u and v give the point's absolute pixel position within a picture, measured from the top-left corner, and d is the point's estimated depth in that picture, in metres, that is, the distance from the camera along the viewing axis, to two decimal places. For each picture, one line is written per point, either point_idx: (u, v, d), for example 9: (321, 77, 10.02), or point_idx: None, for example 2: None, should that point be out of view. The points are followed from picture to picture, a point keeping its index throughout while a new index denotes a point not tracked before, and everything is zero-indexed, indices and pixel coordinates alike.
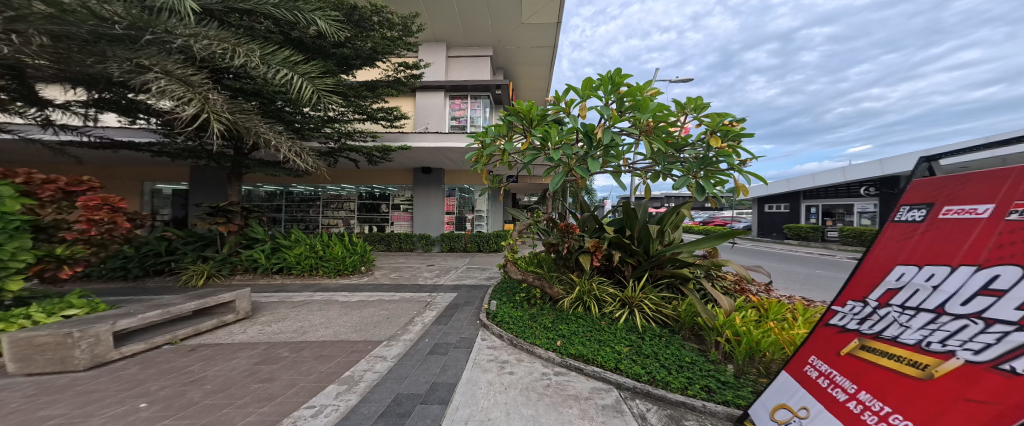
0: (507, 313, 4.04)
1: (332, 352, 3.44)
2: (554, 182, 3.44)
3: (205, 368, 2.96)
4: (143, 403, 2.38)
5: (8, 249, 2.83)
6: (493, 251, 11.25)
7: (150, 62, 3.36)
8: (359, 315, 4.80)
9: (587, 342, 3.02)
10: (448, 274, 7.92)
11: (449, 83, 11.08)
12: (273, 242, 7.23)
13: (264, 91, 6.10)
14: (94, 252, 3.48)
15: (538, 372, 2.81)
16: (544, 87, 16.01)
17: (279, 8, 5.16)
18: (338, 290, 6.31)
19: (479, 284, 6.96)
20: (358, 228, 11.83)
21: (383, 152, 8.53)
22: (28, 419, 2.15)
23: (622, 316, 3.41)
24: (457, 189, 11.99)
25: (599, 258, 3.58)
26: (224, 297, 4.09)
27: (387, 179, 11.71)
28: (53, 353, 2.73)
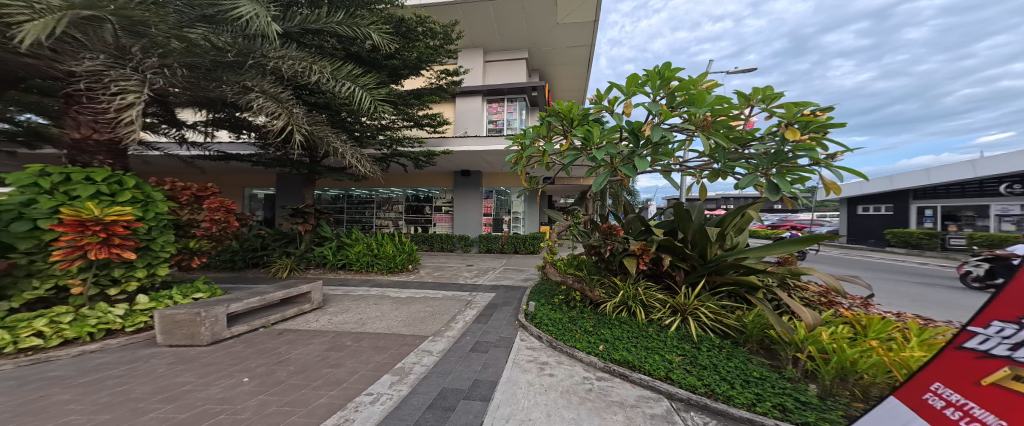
0: (547, 315, 4.01)
1: (386, 344, 3.69)
2: (598, 182, 3.29)
3: (290, 351, 3.33)
4: (246, 377, 2.74)
5: (160, 242, 3.48)
6: (529, 253, 11.24)
7: (251, 83, 4.00)
8: (407, 311, 5.09)
9: (632, 348, 2.92)
10: (486, 275, 8.08)
11: (486, 88, 11.31)
12: (339, 240, 7.95)
13: (332, 103, 6.73)
14: (214, 246, 4.15)
15: (579, 376, 2.77)
16: (581, 87, 15.77)
17: (341, 25, 5.72)
18: (389, 286, 6.74)
19: (518, 285, 7.03)
20: (405, 229, 12.54)
21: (427, 157, 8.94)
22: (168, 384, 2.58)
23: (673, 324, 3.24)
24: (495, 191, 12.19)
25: (646, 262, 3.41)
26: (301, 288, 4.58)
27: (430, 182, 12.25)
28: (186, 329, 3.25)
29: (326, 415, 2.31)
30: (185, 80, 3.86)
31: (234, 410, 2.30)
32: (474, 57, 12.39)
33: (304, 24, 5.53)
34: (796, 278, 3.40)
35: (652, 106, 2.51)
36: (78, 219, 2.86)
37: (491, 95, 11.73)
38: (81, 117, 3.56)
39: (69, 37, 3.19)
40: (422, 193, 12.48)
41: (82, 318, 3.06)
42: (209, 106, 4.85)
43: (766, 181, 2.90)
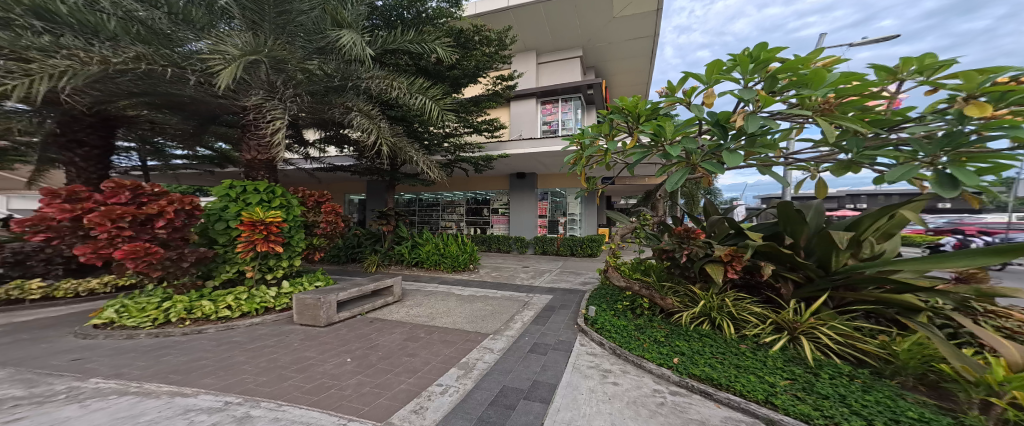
0: (609, 321, 3.81)
1: (452, 338, 3.88)
2: (672, 180, 2.82)
3: (377, 338, 3.74)
4: (348, 358, 3.20)
5: (296, 239, 4.67)
6: (587, 256, 10.83)
7: (350, 104, 5.13)
8: (470, 308, 5.28)
9: (717, 365, 2.62)
10: (542, 276, 8.07)
11: (539, 90, 11.23)
12: (413, 240, 8.67)
13: (407, 115, 7.35)
14: (326, 242, 5.37)
15: (649, 388, 2.59)
16: (642, 80, 14.80)
17: (411, 42, 6.21)
18: (453, 284, 7.10)
19: (575, 288, 6.87)
20: (466, 230, 13.10)
21: (486, 161, 9.29)
22: (302, 356, 3.21)
23: (778, 343, 2.81)
24: (550, 193, 12.08)
25: (736, 270, 3.03)
26: (387, 281, 5.09)
27: (488, 185, 12.65)
28: (310, 311, 4.06)
29: (405, 401, 2.51)
30: (310, 104, 5.21)
31: (338, 388, 2.68)
32: (527, 60, 12.45)
33: (382, 45, 6.14)
34: (986, 301, 2.69)
35: (743, 92, 2.17)
36: (252, 221, 4.05)
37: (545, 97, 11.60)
38: (252, 143, 5.26)
39: (242, 81, 4.69)
40: (479, 196, 12.91)
41: (252, 296, 4.29)
42: (322, 126, 6.45)
43: (933, 173, 2.28)
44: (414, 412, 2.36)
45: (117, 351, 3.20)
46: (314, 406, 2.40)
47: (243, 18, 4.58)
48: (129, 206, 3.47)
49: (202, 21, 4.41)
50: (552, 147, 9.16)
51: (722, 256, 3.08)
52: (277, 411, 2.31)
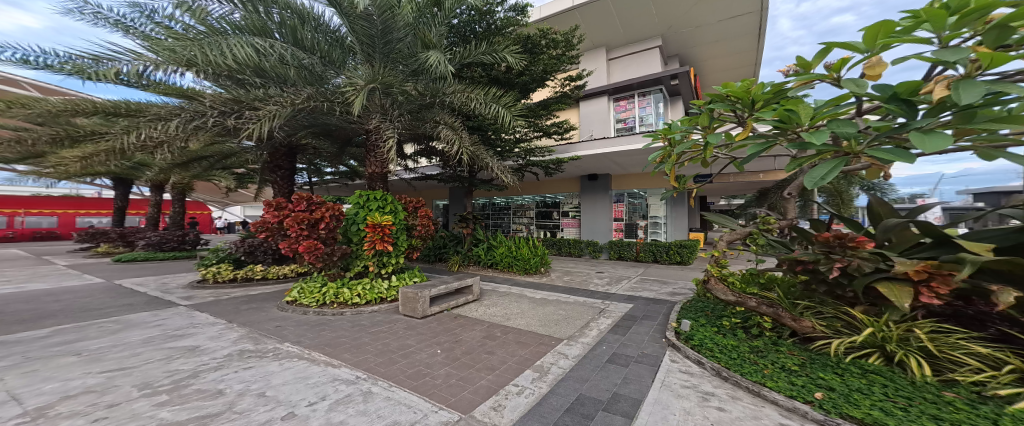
0: (716, 342, 3.25)
1: (526, 340, 4.08)
2: (818, 172, 2.14)
3: (461, 333, 4.35)
4: (438, 350, 3.83)
5: (401, 240, 6.23)
6: (675, 263, 9.66)
7: (440, 119, 6.15)
8: (542, 311, 5.35)
9: (891, 410, 1.99)
10: (617, 282, 7.68)
11: (613, 85, 10.53)
12: (488, 242, 9.18)
13: (484, 124, 7.77)
14: (421, 243, 6.78)
15: (771, 422, 2.18)
16: (741, 61, 12.75)
17: (482, 53, 6.54)
18: (525, 286, 7.27)
19: (660, 298, 6.22)
20: (536, 233, 13.14)
21: (557, 164, 9.24)
22: (400, 343, 4.11)
23: (1014, 396, 1.95)
24: (626, 194, 11.29)
25: (939, 293, 2.26)
26: (468, 280, 5.92)
27: (558, 188, 12.42)
28: (409, 302, 5.11)
29: (486, 397, 2.79)
30: (410, 122, 6.36)
31: (430, 377, 3.19)
32: (598, 57, 11.94)
33: (458, 59, 6.64)
34: None
35: (943, 54, 1.63)
36: (374, 224, 5.64)
37: (618, 93, 10.89)
38: (375, 161, 6.70)
39: (366, 107, 6.04)
40: (549, 199, 12.82)
41: (372, 288, 5.86)
42: (416, 140, 7.62)
43: None
44: (493, 408, 2.60)
45: (297, 323, 4.96)
46: (413, 391, 2.92)
47: (362, 54, 5.96)
48: (306, 213, 5.45)
49: (338, 59, 6.14)
50: (631, 146, 8.48)
51: (911, 274, 2.33)
52: (388, 391, 2.90)
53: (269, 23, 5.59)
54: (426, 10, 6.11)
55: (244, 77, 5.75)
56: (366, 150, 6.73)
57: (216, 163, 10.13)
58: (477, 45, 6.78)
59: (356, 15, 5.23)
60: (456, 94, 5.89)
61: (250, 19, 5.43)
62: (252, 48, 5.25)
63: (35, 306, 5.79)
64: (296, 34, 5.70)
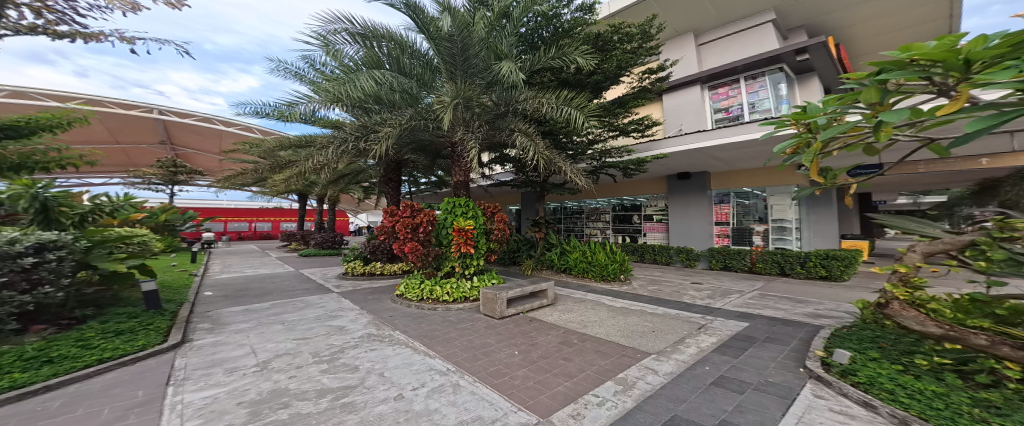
0: (901, 385, 2.55)
1: (607, 350, 4.02)
2: None
3: (537, 337, 4.51)
4: (516, 351, 4.03)
5: (482, 243, 6.74)
6: (812, 278, 7.53)
7: (514, 127, 6.85)
8: (625, 322, 5.17)
9: None
10: (720, 295, 6.76)
11: (708, 72, 9.36)
12: (562, 247, 9.41)
13: (554, 128, 7.92)
14: (497, 246, 7.01)
15: None
16: (892, 23, 10.08)
17: (552, 58, 6.92)
18: (603, 293, 7.14)
19: (788, 317, 5.13)
20: (613, 238, 12.57)
21: (637, 164, 8.54)
22: (484, 340, 4.44)
23: None
24: (733, 193, 9.70)
25: None
26: (542, 285, 6.16)
27: (639, 190, 11.56)
28: (489, 304, 5.51)
29: (563, 403, 2.82)
30: (488, 132, 7.14)
31: (510, 376, 3.36)
32: (685, 45, 10.93)
33: (530, 66, 7.04)
34: None
35: None
36: (460, 229, 6.28)
37: (715, 80, 9.62)
38: (459, 170, 7.52)
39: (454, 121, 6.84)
40: (627, 202, 12.06)
41: (458, 287, 6.42)
42: (493, 147, 8.30)
43: None
44: (571, 416, 2.62)
45: (402, 314, 5.73)
46: (494, 388, 3.10)
47: (447, 73, 6.61)
48: (409, 218, 6.28)
49: (428, 79, 7.04)
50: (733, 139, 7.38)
51: None
52: (473, 386, 3.13)
53: (378, 53, 6.72)
54: (496, 24, 6.59)
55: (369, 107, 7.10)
56: (452, 162, 7.49)
57: (347, 179, 12.45)
58: (546, 51, 7.18)
59: (440, 38, 5.93)
60: (527, 100, 6.60)
61: (367, 53, 6.63)
62: (373, 80, 6.32)
63: (261, 285, 8.06)
64: (398, 62, 6.70)
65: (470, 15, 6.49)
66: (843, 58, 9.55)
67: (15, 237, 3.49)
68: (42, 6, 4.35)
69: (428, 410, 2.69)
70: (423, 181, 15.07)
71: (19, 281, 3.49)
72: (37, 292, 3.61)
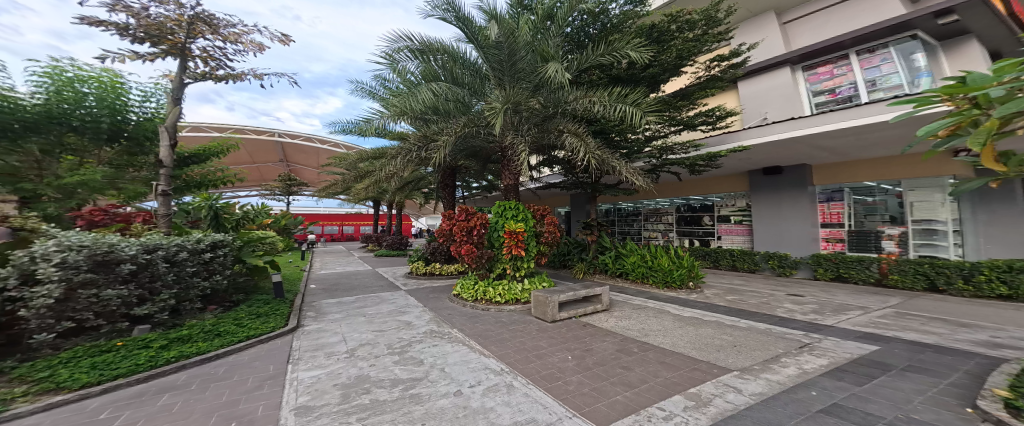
0: None
1: (674, 362, 3.62)
2: None
3: (593, 342, 4.26)
4: (570, 355, 3.83)
5: (533, 246, 6.70)
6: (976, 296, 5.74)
7: (563, 128, 6.68)
8: (696, 333, 4.65)
9: None
10: (827, 311, 5.70)
11: (801, 51, 8.17)
12: (616, 250, 8.93)
13: (606, 127, 7.55)
14: (548, 249, 6.93)
15: None
16: None
17: (602, 55, 6.65)
18: (668, 301, 6.57)
19: (934, 345, 4.08)
20: (679, 242, 11.51)
21: (709, 160, 7.69)
22: (538, 342, 4.31)
23: None
24: (848, 188, 7.99)
25: None
26: (596, 289, 5.80)
27: (708, 188, 10.45)
28: (541, 307, 5.38)
29: (623, 413, 2.56)
30: (537, 134, 7.03)
31: (564, 381, 3.16)
32: (764, 26, 9.63)
33: (579, 64, 6.85)
34: None
35: None
36: (511, 232, 6.27)
37: (811, 59, 8.31)
38: (509, 174, 7.51)
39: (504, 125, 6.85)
40: (695, 202, 11.04)
41: (510, 288, 6.36)
42: (541, 149, 8.19)
43: None
44: None
45: (458, 313, 5.83)
46: (548, 392, 2.93)
47: (495, 80, 6.62)
48: (466, 221, 6.32)
49: (477, 86, 7.15)
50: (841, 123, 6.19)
51: None
52: (527, 388, 3.00)
53: (435, 67, 6.99)
54: (540, 26, 6.51)
55: (424, 118, 7.37)
56: (501, 166, 7.47)
57: (410, 186, 13.34)
58: (594, 48, 6.97)
59: (489, 46, 6.03)
60: (576, 101, 6.47)
61: (424, 68, 6.96)
62: (432, 93, 6.58)
63: (347, 281, 9.01)
64: (451, 73, 6.88)
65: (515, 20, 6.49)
66: (1016, 12, 7.48)
67: (200, 237, 4.69)
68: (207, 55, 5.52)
69: (484, 408, 2.61)
70: (475, 185, 15.58)
71: (203, 270, 4.68)
72: (211, 279, 4.78)
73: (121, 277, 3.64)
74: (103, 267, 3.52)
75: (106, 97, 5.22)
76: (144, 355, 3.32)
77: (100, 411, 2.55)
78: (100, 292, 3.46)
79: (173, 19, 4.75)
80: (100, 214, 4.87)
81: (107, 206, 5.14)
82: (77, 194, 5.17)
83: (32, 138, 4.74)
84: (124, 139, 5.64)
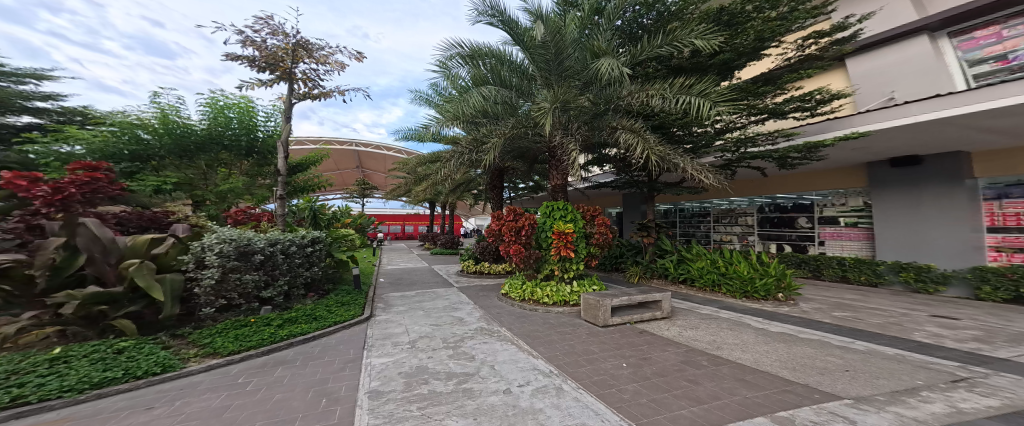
0: None
1: (755, 380, 3.42)
2: None
3: (651, 352, 4.41)
4: (624, 364, 4.01)
5: (581, 247, 7.15)
6: None
7: (618, 126, 6.98)
8: (785, 351, 4.31)
9: None
10: (994, 341, 4.47)
11: (943, 14, 7.05)
12: (679, 254, 8.95)
13: (667, 121, 7.51)
14: (598, 251, 7.36)
15: None
16: None
17: (664, 46, 6.93)
18: (745, 312, 6.32)
19: None
20: (761, 247, 10.87)
21: (806, 150, 7.01)
22: (587, 347, 4.66)
23: None
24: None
25: None
26: (654, 296, 6.03)
27: (800, 188, 9.66)
28: (592, 311, 5.83)
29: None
30: (585, 133, 7.41)
31: (619, 389, 3.32)
32: None
33: (638, 56, 7.15)
34: None
35: None
36: (560, 233, 6.83)
37: (958, 23, 7.16)
38: (557, 173, 8.16)
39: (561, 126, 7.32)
40: (786, 203, 10.21)
41: (559, 290, 6.99)
42: (595, 146, 8.58)
43: None
44: None
45: (518, 316, 6.37)
46: (600, 399, 3.12)
47: (543, 79, 7.28)
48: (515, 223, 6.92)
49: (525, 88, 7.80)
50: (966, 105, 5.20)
51: None
52: (577, 392, 3.25)
53: (483, 71, 7.83)
54: (588, 22, 7.19)
55: (478, 122, 8.03)
56: (550, 166, 8.06)
57: (463, 188, 14.61)
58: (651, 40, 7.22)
59: (535, 47, 6.65)
60: (631, 96, 6.82)
61: (474, 72, 7.84)
62: (482, 97, 7.39)
63: (425, 281, 10.16)
64: (499, 75, 7.69)
65: (562, 20, 7.04)
66: None
67: (304, 234, 6.66)
68: (308, 76, 7.37)
69: (534, 409, 2.90)
70: (521, 186, 16.44)
71: (305, 263, 6.65)
72: (311, 269, 6.81)
73: (253, 265, 5.34)
74: (243, 256, 5.22)
75: (242, 118, 8.71)
76: (266, 332, 4.76)
77: (238, 375, 3.68)
78: (241, 276, 5.14)
79: (283, 48, 6.64)
80: (240, 214, 7.56)
81: (246, 208, 7.95)
82: (228, 198, 8.99)
83: (201, 154, 8.81)
84: (255, 154, 9.85)
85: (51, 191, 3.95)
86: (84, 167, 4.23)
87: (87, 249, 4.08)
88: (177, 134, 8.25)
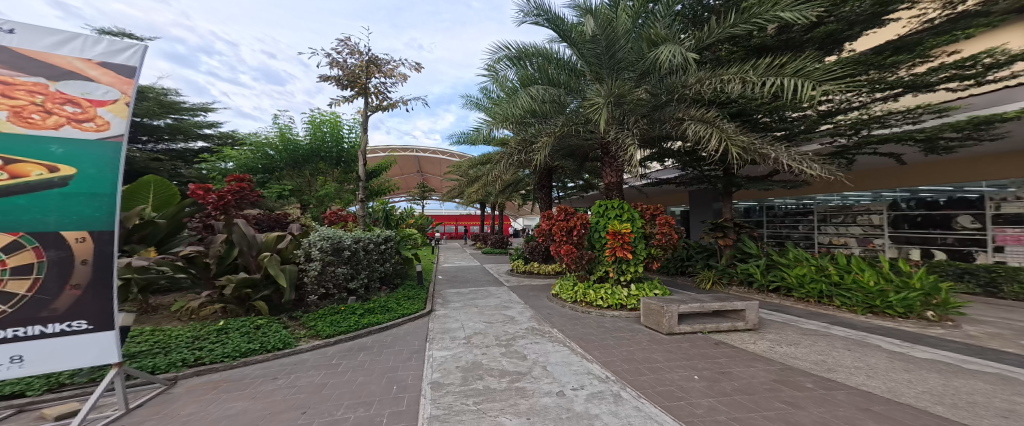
0: None
1: (892, 413, 2.33)
2: None
3: (732, 366, 3.38)
4: (695, 376, 3.11)
5: (641, 248, 6.35)
6: None
7: (684, 115, 5.84)
8: (945, 384, 2.90)
9: None
10: None
11: None
12: (767, 259, 7.09)
13: (748, 106, 6.33)
14: (660, 253, 6.48)
15: None
16: None
17: (739, 25, 5.50)
18: (872, 331, 4.59)
19: None
20: (889, 253, 8.38)
21: (976, 129, 5.05)
22: (648, 355, 3.79)
23: None
24: None
25: None
26: (736, 304, 4.78)
27: (942, 177, 7.21)
28: (654, 317, 4.88)
29: None
30: (643, 125, 6.30)
31: (690, 403, 2.55)
32: None
33: (705, 39, 5.81)
34: None
35: None
36: (614, 232, 6.06)
37: None
38: (609, 171, 7.24)
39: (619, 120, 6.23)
40: (932, 197, 7.60)
41: (614, 293, 6.15)
42: (653, 141, 7.49)
43: None
44: None
45: (565, 319, 5.57)
46: (667, 412, 2.40)
47: (593, 75, 6.33)
48: (563, 221, 6.37)
49: (571, 85, 6.82)
50: None
51: None
52: (637, 402, 2.56)
53: (531, 71, 7.07)
54: (642, 10, 6.20)
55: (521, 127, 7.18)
56: (603, 163, 7.21)
57: (512, 188, 14.40)
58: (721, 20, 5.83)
59: (583, 43, 5.77)
60: (700, 83, 5.58)
61: (522, 73, 7.08)
62: (531, 98, 6.42)
63: (476, 280, 9.87)
64: (546, 74, 6.79)
65: (612, 11, 6.14)
66: None
67: (379, 232, 6.58)
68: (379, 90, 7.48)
69: (589, 414, 2.34)
70: (571, 185, 15.71)
71: (382, 258, 6.71)
72: (383, 265, 6.66)
73: (344, 259, 5.44)
74: (337, 251, 5.32)
75: (335, 131, 9.73)
76: (353, 320, 4.79)
77: (334, 356, 3.74)
78: (336, 269, 5.28)
79: (359, 66, 6.84)
80: (334, 216, 8.04)
81: (335, 210, 8.23)
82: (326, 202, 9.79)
83: (304, 166, 10.03)
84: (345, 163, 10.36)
85: (217, 198, 4.80)
86: (236, 179, 5.09)
87: (239, 243, 4.64)
88: (291, 148, 9.60)
